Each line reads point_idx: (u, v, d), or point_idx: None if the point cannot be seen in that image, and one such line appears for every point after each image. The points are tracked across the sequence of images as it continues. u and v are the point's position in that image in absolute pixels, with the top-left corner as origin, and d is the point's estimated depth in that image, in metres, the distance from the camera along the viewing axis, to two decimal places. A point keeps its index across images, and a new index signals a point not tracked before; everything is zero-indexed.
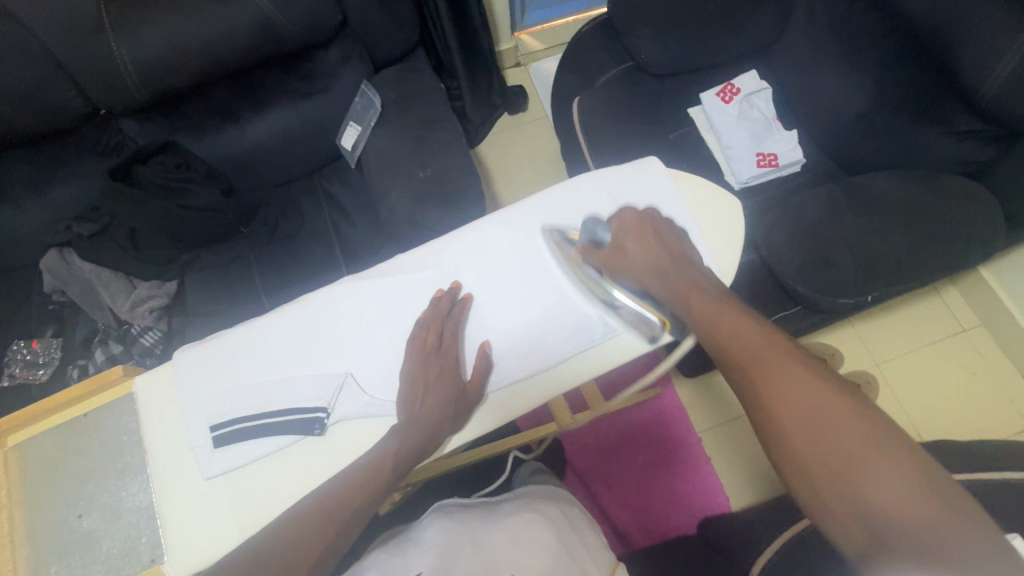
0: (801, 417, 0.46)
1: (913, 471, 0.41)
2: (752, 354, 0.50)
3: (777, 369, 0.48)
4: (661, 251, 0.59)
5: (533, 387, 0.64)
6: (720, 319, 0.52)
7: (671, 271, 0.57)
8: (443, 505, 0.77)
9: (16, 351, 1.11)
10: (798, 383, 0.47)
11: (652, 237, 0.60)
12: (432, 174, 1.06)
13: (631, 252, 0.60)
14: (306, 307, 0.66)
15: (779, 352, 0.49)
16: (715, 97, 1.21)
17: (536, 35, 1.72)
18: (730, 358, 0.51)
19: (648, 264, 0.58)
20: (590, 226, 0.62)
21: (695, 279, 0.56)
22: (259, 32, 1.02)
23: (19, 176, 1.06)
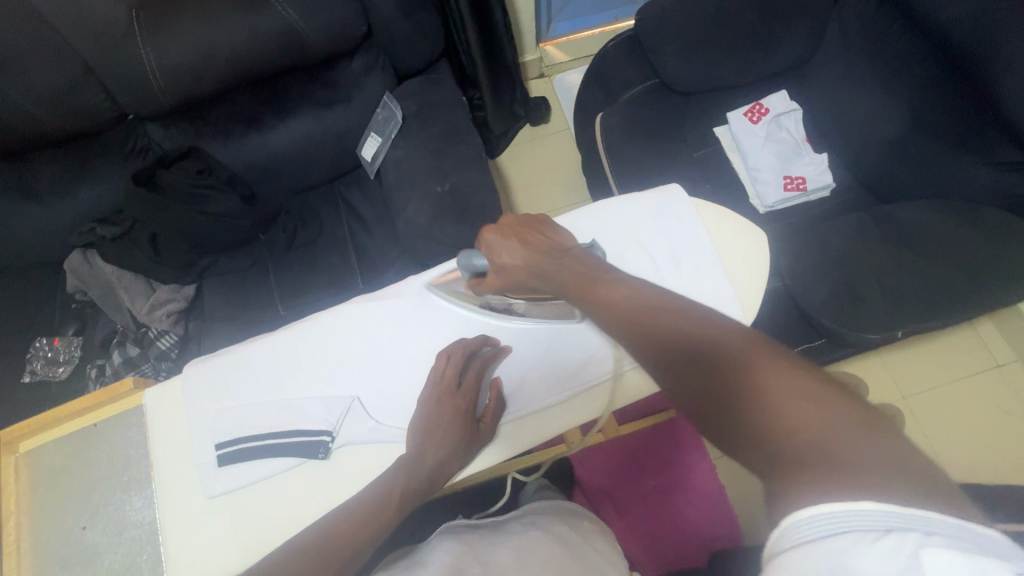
0: (676, 347, 0.45)
1: (797, 382, 0.38)
2: (632, 306, 0.50)
3: (654, 312, 0.48)
4: (528, 247, 0.59)
5: (544, 419, 0.63)
6: (598, 292, 0.53)
7: (545, 268, 0.58)
8: (450, 525, 0.76)
9: (38, 348, 1.13)
10: (675, 319, 0.46)
11: (514, 237, 0.59)
12: (450, 188, 1.05)
13: (506, 261, 0.60)
14: (318, 325, 0.66)
15: (659, 304, 0.49)
16: (742, 117, 1.18)
17: (561, 47, 1.72)
18: (614, 313, 0.51)
19: (527, 267, 0.59)
20: (466, 262, 0.62)
21: (574, 266, 0.56)
22: (284, 42, 1.03)
23: (47, 176, 1.08)
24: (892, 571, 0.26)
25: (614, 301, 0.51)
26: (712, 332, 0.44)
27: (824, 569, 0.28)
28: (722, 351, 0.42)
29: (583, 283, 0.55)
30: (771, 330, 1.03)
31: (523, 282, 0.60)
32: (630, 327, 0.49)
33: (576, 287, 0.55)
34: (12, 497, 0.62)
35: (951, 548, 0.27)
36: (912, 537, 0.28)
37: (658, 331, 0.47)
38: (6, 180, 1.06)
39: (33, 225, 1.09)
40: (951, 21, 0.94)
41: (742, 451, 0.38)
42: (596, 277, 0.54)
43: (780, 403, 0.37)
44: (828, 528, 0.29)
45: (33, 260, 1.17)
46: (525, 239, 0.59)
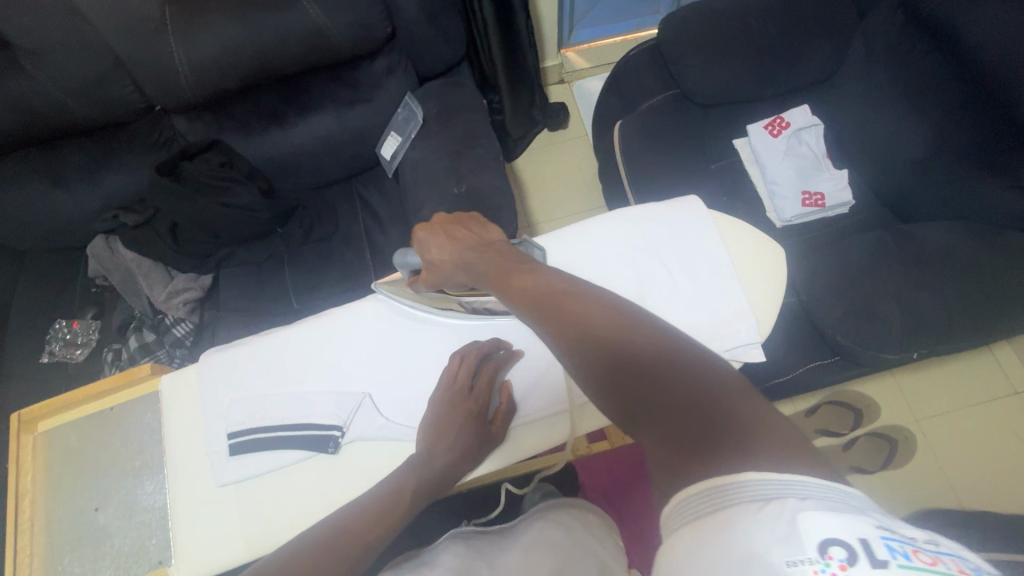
0: (581, 326, 0.45)
1: (695, 368, 0.39)
2: (548, 288, 0.50)
3: (568, 292, 0.48)
4: (454, 241, 0.62)
5: (553, 425, 0.63)
6: (512, 278, 0.54)
7: (467, 259, 0.59)
8: (457, 531, 0.75)
9: (58, 330, 1.16)
10: (581, 299, 0.47)
11: (442, 233, 0.62)
12: (466, 190, 1.06)
13: (434, 255, 0.62)
14: (334, 320, 0.66)
15: (566, 287, 0.49)
16: (762, 130, 1.17)
17: (582, 54, 1.73)
18: (533, 296, 0.50)
19: (453, 261, 0.61)
20: (399, 261, 0.65)
21: (496, 254, 0.58)
22: (309, 41, 1.04)
23: (73, 163, 1.10)
24: (773, 541, 0.29)
25: (530, 288, 0.51)
26: (613, 317, 0.44)
27: (715, 544, 0.30)
28: (628, 329, 0.43)
29: (501, 273, 0.55)
30: (785, 346, 1.02)
31: (449, 275, 0.62)
32: (541, 305, 0.49)
33: (497, 274, 0.55)
34: (28, 476, 0.63)
35: (824, 511, 0.29)
36: (789, 504, 0.30)
37: (567, 308, 0.47)
38: (34, 166, 1.09)
39: (56, 210, 1.12)
40: (978, 43, 0.93)
41: (643, 426, 0.39)
42: (512, 267, 0.55)
43: (681, 386, 0.38)
44: (720, 501, 0.31)
45: (56, 244, 1.20)
46: (452, 233, 0.63)
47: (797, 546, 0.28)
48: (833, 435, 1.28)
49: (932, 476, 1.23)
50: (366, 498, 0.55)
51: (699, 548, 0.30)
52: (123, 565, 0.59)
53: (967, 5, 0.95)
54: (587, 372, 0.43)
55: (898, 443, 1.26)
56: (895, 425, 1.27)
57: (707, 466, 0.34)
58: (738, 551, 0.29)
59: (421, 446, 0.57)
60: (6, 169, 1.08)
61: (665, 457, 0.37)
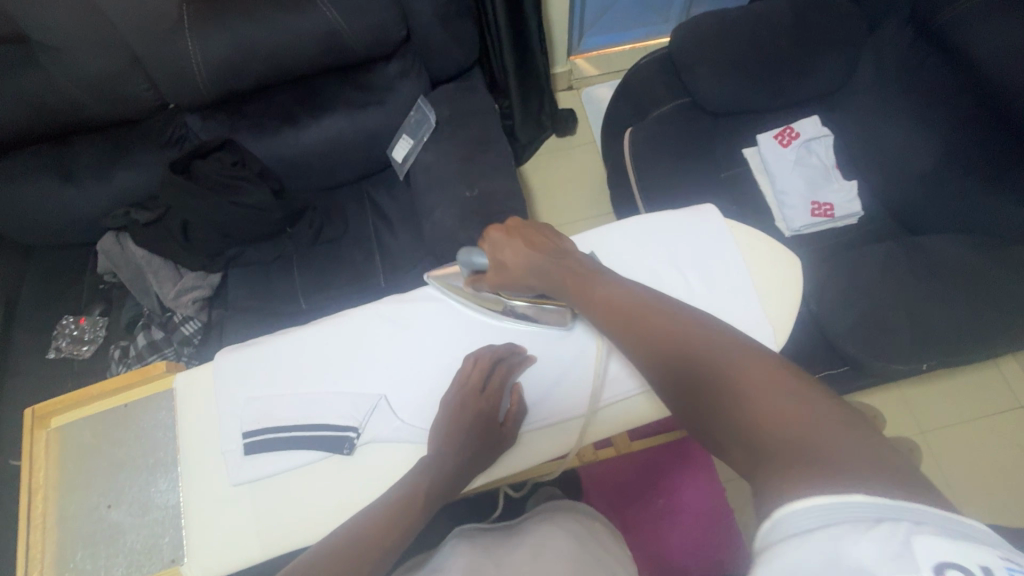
0: (665, 346, 0.48)
1: (778, 383, 0.40)
2: (627, 304, 0.53)
3: (650, 311, 0.52)
4: (531, 248, 0.61)
5: (567, 431, 0.63)
6: (592, 291, 0.57)
7: (545, 269, 0.60)
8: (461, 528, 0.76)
9: (65, 326, 1.16)
10: (664, 318, 0.50)
11: (519, 237, 0.62)
12: (478, 194, 1.07)
13: (508, 257, 0.62)
14: (348, 322, 0.66)
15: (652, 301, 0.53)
16: (772, 139, 1.18)
17: (591, 61, 1.74)
18: (615, 310, 0.54)
19: (527, 267, 0.61)
20: (466, 258, 0.63)
21: (572, 267, 0.60)
22: (325, 43, 1.05)
23: (86, 160, 1.11)
24: (883, 557, 0.28)
25: (610, 300, 0.55)
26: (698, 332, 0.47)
27: (816, 554, 0.29)
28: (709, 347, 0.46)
29: (580, 284, 0.58)
30: (792, 356, 1.02)
31: (521, 280, 0.62)
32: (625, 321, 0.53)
33: (575, 290, 0.58)
34: (41, 472, 0.63)
35: (939, 535, 0.28)
36: (902, 526, 0.29)
37: (650, 327, 0.50)
38: (45, 162, 1.09)
39: (66, 207, 1.12)
40: (988, 59, 0.93)
41: (728, 445, 0.42)
42: (591, 277, 0.58)
43: (762, 400, 0.40)
44: (820, 518, 0.31)
45: (65, 240, 1.20)
46: (528, 237, 0.63)
47: (911, 565, 0.27)
48: None
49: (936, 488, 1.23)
50: (376, 503, 0.54)
51: (800, 557, 0.30)
52: (135, 564, 0.59)
53: (976, 19, 0.95)
54: (676, 392, 0.47)
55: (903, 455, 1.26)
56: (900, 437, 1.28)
57: (786, 476, 0.35)
58: (846, 566, 0.28)
59: (435, 448, 0.57)
60: (18, 165, 1.09)
61: (755, 477, 0.39)
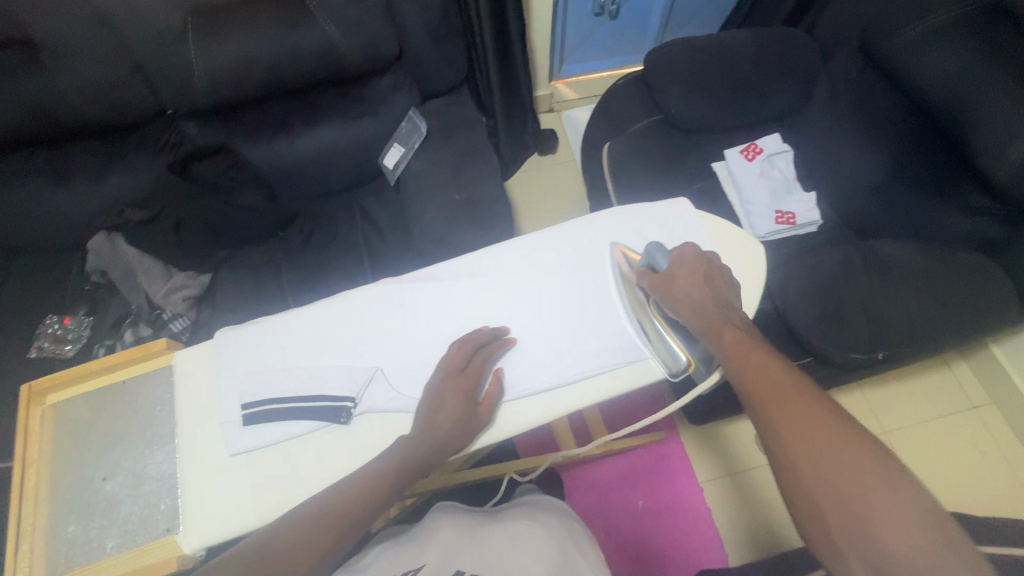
0: (801, 451, 0.48)
1: (908, 508, 0.43)
2: (773, 382, 0.52)
3: (780, 404, 0.51)
4: (706, 287, 0.61)
5: (558, 398, 0.65)
6: (723, 338, 0.57)
7: (709, 307, 0.59)
8: (445, 507, 0.80)
9: (48, 325, 1.15)
10: (797, 405, 0.50)
11: (701, 273, 0.62)
12: (467, 198, 1.14)
13: (680, 281, 0.62)
14: (340, 302, 0.69)
15: (796, 390, 0.51)
16: (738, 154, 1.28)
17: (571, 86, 1.86)
18: (756, 390, 0.52)
19: (691, 298, 0.61)
20: (651, 250, 0.66)
21: (732, 320, 0.58)
22: (322, 56, 1.11)
23: (81, 161, 1.13)
24: None
25: (766, 372, 0.53)
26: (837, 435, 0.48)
27: None
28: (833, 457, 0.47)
29: (739, 346, 0.56)
30: None
31: (673, 299, 0.62)
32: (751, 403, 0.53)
33: (729, 341, 0.56)
34: (34, 447, 0.64)
35: None
36: None
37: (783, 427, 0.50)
38: (40, 163, 1.12)
39: (59, 208, 1.14)
40: (925, 84, 1.06)
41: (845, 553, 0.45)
42: (750, 343, 0.56)
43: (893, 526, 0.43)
44: None
45: (53, 242, 1.21)
46: (708, 276, 0.62)
47: None
48: None
49: None
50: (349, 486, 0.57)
51: None
52: (132, 533, 0.60)
53: (919, 48, 1.06)
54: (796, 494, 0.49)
55: None
56: None
57: None
58: None
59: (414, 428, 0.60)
60: (11, 168, 1.11)
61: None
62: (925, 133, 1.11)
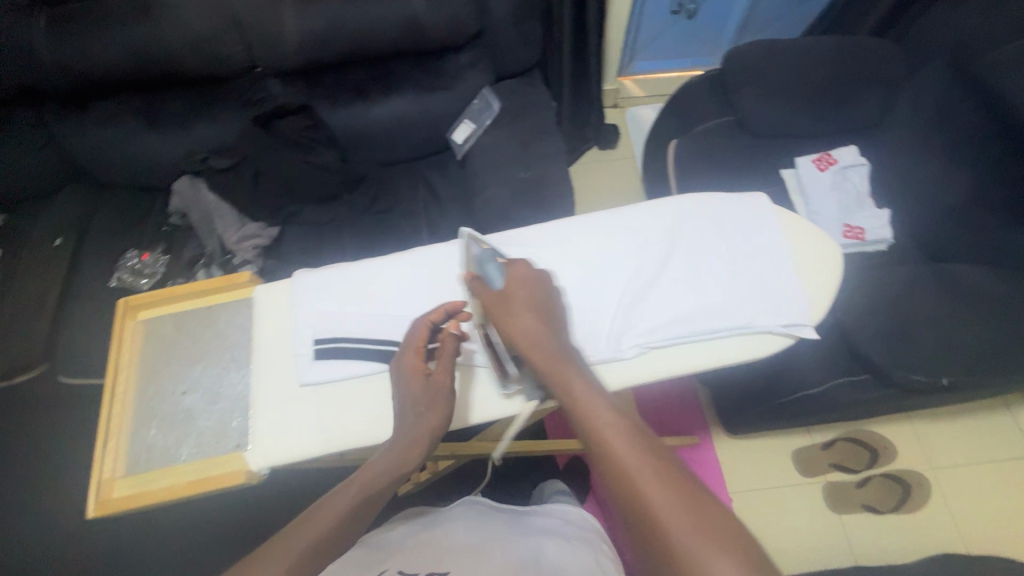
0: (654, 519, 0.43)
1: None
2: (618, 440, 0.48)
3: (626, 464, 0.46)
4: (541, 320, 0.58)
5: (618, 373, 0.64)
6: (573, 386, 0.52)
7: (539, 343, 0.56)
8: (474, 499, 0.88)
9: (127, 259, 1.23)
10: (642, 467, 0.46)
11: (534, 299, 0.59)
12: (532, 176, 1.16)
13: (515, 307, 0.58)
14: (412, 255, 0.72)
15: (638, 445, 0.48)
16: (811, 163, 1.24)
17: (638, 83, 1.85)
18: (599, 451, 0.48)
19: (523, 327, 0.57)
20: (484, 260, 0.63)
21: (567, 358, 0.56)
22: (407, 27, 1.12)
23: (174, 109, 1.20)
24: None
25: (609, 430, 0.49)
26: (684, 497, 0.44)
27: None
28: (688, 537, 0.42)
29: (583, 401, 0.51)
30: (814, 363, 1.06)
31: (508, 323, 0.57)
32: (600, 472, 0.48)
33: (577, 393, 0.52)
34: (125, 356, 0.69)
35: None
36: None
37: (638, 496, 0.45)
38: (137, 107, 1.19)
39: (148, 151, 1.21)
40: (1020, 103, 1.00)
41: None
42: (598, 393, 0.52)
43: None
44: None
45: (140, 182, 1.29)
46: (538, 298, 0.59)
47: None
48: (846, 470, 1.31)
49: (941, 524, 1.25)
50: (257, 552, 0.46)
51: None
52: (205, 444, 0.64)
53: (1013, 67, 1.01)
54: (644, 561, 0.44)
55: (910, 488, 1.29)
56: (909, 470, 1.31)
57: None
58: None
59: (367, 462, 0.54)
60: (110, 110, 1.18)
61: None
62: (1012, 154, 1.04)
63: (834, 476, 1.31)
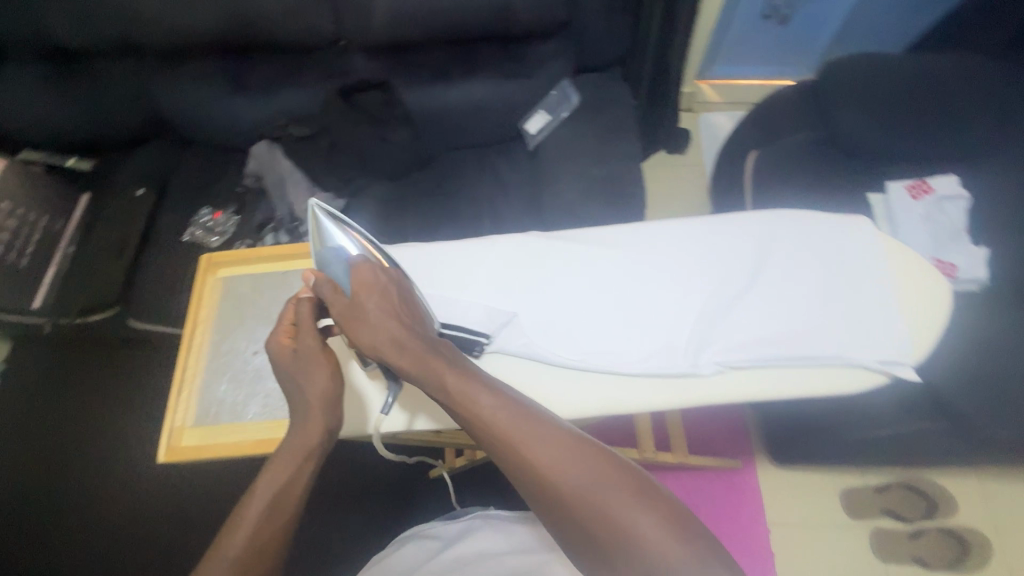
0: (554, 483, 0.51)
1: (648, 508, 0.49)
2: (507, 422, 0.53)
3: (517, 439, 0.52)
4: (396, 318, 0.59)
5: (693, 390, 0.61)
6: (444, 376, 0.55)
7: (404, 343, 0.57)
8: (489, 514, 0.87)
9: (201, 216, 1.28)
10: (529, 436, 0.52)
11: (388, 297, 0.59)
12: (608, 173, 1.15)
13: (368, 311, 0.59)
14: (489, 242, 0.71)
15: (526, 419, 0.53)
16: (904, 190, 1.16)
17: (715, 88, 1.77)
18: (490, 435, 0.53)
19: (382, 332, 0.58)
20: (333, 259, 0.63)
21: (430, 349, 0.57)
22: (496, 10, 1.11)
23: (261, 75, 1.23)
24: None
25: (495, 415, 0.53)
26: (578, 452, 0.52)
27: None
28: (588, 489, 0.50)
29: (459, 386, 0.55)
30: (893, 404, 0.97)
31: (361, 332, 0.58)
32: (496, 453, 0.53)
33: (450, 386, 0.55)
34: (203, 310, 0.71)
35: None
36: None
37: (536, 472, 0.51)
38: (227, 69, 1.22)
39: (232, 113, 1.25)
40: None
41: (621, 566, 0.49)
42: (469, 384, 0.55)
43: (644, 529, 0.48)
44: None
45: (220, 142, 1.34)
46: (392, 300, 0.60)
47: None
48: (900, 519, 1.23)
49: None
50: (220, 561, 0.53)
51: None
52: (272, 405, 0.65)
53: None
54: (547, 513, 0.52)
55: (972, 547, 1.20)
56: (973, 529, 1.21)
57: None
58: None
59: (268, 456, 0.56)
60: (200, 70, 1.22)
61: None
62: None
63: (886, 523, 1.23)
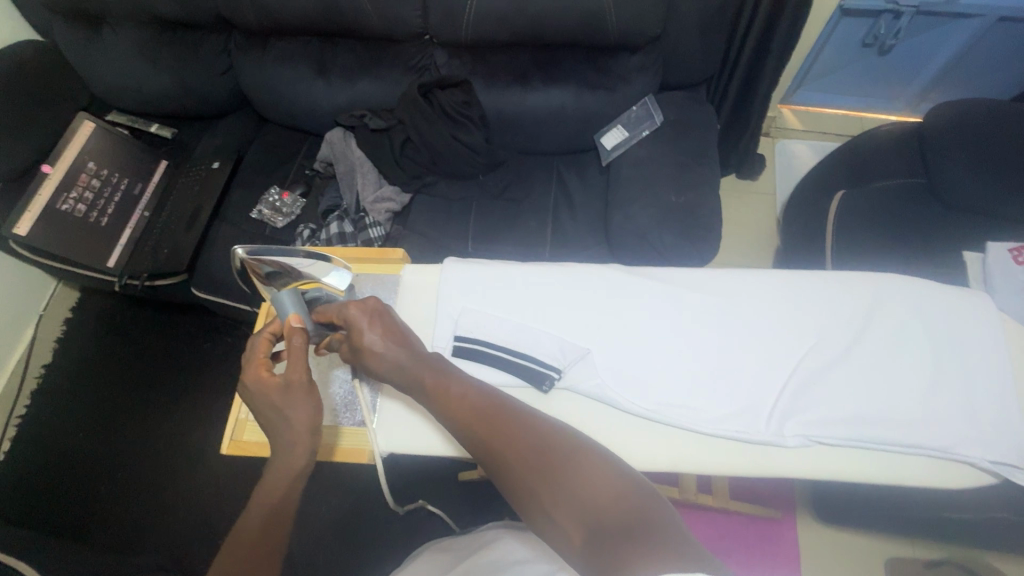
0: (512, 451, 0.52)
1: (599, 465, 0.50)
2: (476, 403, 0.55)
3: (478, 411, 0.55)
4: (395, 342, 0.60)
5: (771, 457, 0.58)
6: (424, 377, 0.58)
7: (403, 367, 0.59)
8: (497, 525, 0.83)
9: (270, 196, 1.29)
10: (487, 409, 0.55)
11: (380, 323, 0.61)
12: (684, 202, 1.10)
13: (365, 344, 0.60)
14: (566, 270, 0.68)
15: (491, 398, 0.56)
16: (1006, 253, 0.97)
17: (798, 115, 1.68)
18: (457, 417, 0.55)
19: (384, 359, 0.59)
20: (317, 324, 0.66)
21: (426, 366, 0.59)
22: (588, 19, 1.07)
23: (342, 61, 1.23)
24: None
25: (465, 400, 0.56)
26: (535, 424, 0.54)
27: None
28: (540, 450, 0.51)
29: (437, 384, 0.57)
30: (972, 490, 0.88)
31: (366, 363, 0.60)
32: (462, 431, 0.54)
33: (429, 383, 0.57)
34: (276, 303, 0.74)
35: None
36: None
37: (496, 441, 0.53)
38: (311, 53, 1.23)
39: (309, 97, 1.25)
40: None
41: (570, 522, 0.47)
42: (450, 382, 0.57)
43: (594, 483, 0.49)
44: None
45: (295, 124, 1.35)
46: (388, 327, 0.61)
47: None
48: None
49: None
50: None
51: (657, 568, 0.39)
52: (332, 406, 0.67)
53: None
54: (506, 482, 0.52)
55: None
56: None
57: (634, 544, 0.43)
58: None
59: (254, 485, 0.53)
60: (286, 51, 1.23)
61: (601, 551, 0.44)
62: None
63: None
